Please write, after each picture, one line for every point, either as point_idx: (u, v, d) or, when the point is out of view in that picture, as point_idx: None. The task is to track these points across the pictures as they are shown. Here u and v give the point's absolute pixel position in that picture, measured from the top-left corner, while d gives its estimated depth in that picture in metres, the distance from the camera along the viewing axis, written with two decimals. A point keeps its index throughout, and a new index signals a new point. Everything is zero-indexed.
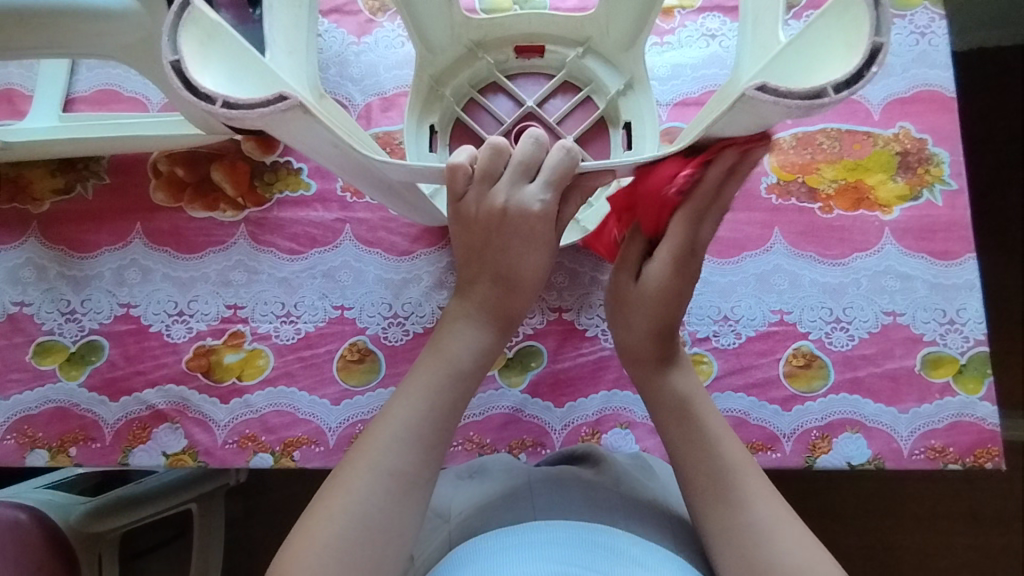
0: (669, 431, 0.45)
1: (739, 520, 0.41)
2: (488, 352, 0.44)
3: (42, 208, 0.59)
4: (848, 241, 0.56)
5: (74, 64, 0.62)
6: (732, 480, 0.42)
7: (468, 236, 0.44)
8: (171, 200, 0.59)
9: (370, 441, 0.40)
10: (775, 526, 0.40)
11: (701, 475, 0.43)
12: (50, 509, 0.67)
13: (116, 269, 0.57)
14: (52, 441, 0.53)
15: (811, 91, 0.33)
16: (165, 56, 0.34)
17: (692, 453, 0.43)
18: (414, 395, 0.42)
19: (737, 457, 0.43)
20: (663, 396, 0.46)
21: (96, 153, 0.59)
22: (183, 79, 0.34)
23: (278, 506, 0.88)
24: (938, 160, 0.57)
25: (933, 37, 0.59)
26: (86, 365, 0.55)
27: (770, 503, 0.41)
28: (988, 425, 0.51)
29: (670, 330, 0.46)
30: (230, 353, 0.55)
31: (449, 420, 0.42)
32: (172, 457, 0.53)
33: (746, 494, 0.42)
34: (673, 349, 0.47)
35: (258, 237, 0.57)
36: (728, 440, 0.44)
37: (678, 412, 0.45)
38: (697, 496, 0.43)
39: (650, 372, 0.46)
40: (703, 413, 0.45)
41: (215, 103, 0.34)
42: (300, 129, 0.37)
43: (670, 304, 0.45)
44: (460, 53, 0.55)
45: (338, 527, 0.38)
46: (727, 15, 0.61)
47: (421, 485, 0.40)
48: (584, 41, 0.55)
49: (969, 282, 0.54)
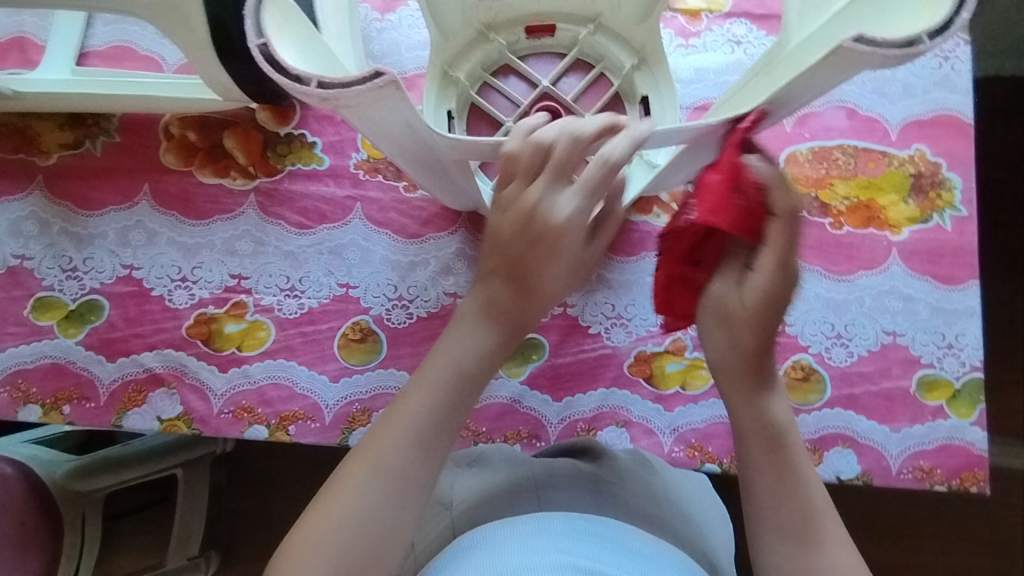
0: (756, 460, 0.40)
1: (808, 563, 0.38)
2: (495, 361, 0.43)
3: (49, 161, 0.58)
4: (855, 258, 0.56)
5: (90, 18, 0.61)
6: (808, 522, 0.39)
7: (499, 225, 0.43)
8: (181, 164, 0.58)
9: (372, 443, 0.40)
10: (846, 573, 0.38)
11: (784, 514, 0.39)
12: (36, 465, 0.66)
13: (120, 230, 0.57)
14: (45, 398, 0.53)
15: (905, 40, 0.34)
16: (249, 40, 0.34)
17: (784, 489, 0.39)
18: (421, 393, 0.41)
19: (817, 498, 0.39)
20: (757, 420, 0.41)
21: (108, 110, 0.58)
22: (272, 62, 0.34)
23: (262, 478, 0.87)
24: (950, 185, 0.57)
25: (956, 62, 0.59)
26: (84, 324, 0.54)
27: (840, 553, 0.38)
28: (977, 450, 0.52)
29: (768, 354, 0.41)
30: (231, 323, 0.54)
31: (454, 424, 0.41)
32: (167, 422, 0.53)
33: (823, 535, 0.39)
34: (769, 372, 0.41)
35: (267, 208, 0.57)
36: (809, 474, 0.40)
37: (771, 442, 0.40)
38: (777, 533, 0.39)
39: (731, 388, 0.41)
40: (793, 443, 0.41)
41: (310, 85, 0.34)
42: (388, 112, 0.38)
43: (772, 319, 0.40)
44: (471, 36, 0.54)
45: (335, 526, 0.38)
46: (754, 22, 0.60)
47: (417, 487, 0.40)
48: (594, 17, 0.54)
49: (970, 309, 0.55)
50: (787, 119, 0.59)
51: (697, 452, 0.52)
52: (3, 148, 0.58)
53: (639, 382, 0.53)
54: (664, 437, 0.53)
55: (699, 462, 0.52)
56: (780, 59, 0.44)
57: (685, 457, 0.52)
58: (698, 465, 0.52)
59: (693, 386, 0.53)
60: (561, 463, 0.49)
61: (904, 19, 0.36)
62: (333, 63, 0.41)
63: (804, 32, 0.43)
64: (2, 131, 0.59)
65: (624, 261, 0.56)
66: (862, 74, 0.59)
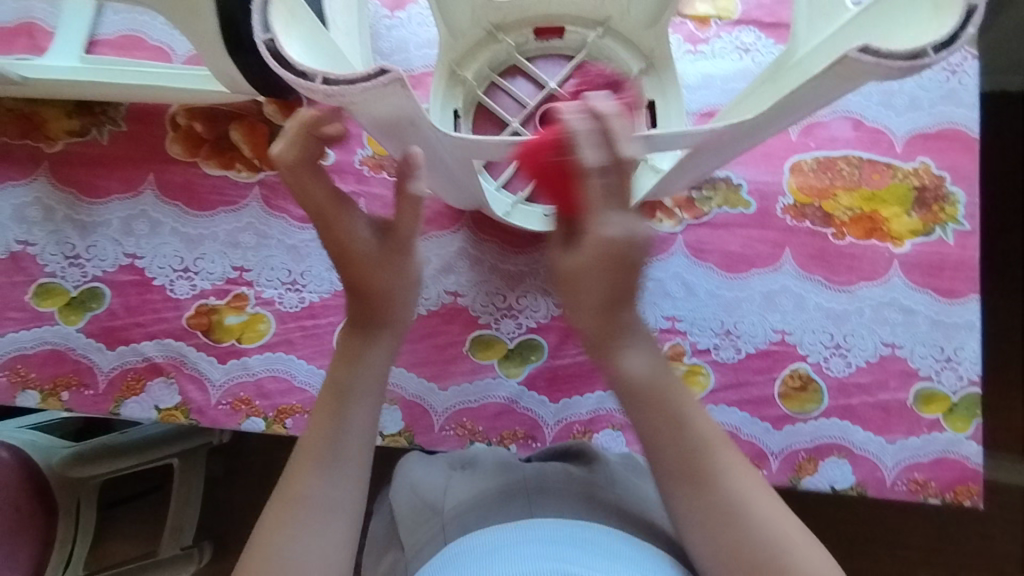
0: (642, 417, 0.42)
1: (713, 498, 0.40)
2: (387, 360, 0.45)
3: (55, 147, 0.58)
4: (856, 269, 0.56)
5: (100, 6, 0.61)
6: (703, 462, 0.40)
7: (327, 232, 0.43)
8: (187, 154, 0.58)
9: (289, 488, 0.41)
10: (748, 498, 0.40)
11: (676, 462, 0.41)
12: (32, 450, 0.66)
13: (124, 219, 0.57)
14: (44, 384, 0.53)
15: (910, 52, 0.33)
16: (256, 34, 0.34)
17: (675, 437, 0.41)
18: (317, 429, 0.42)
19: (702, 428, 0.41)
20: (619, 380, 0.42)
21: (115, 99, 0.58)
22: (277, 57, 0.34)
23: (257, 471, 0.88)
24: (953, 199, 0.57)
25: (964, 76, 0.59)
26: (85, 311, 0.54)
27: (741, 483, 0.40)
28: (972, 464, 0.52)
29: (622, 304, 0.42)
30: (232, 315, 0.55)
31: (361, 433, 0.43)
32: (164, 411, 0.53)
33: (719, 466, 0.41)
34: (631, 321, 0.43)
35: (271, 201, 0.57)
36: (695, 419, 0.42)
37: (648, 398, 0.42)
38: (672, 478, 0.41)
39: (602, 354, 0.43)
40: (675, 393, 0.42)
41: (315, 81, 0.34)
42: (383, 107, 0.37)
43: (636, 253, 0.40)
44: (480, 36, 0.54)
45: (269, 569, 0.39)
46: (763, 31, 0.61)
47: (341, 513, 0.41)
48: (603, 20, 0.54)
49: (969, 323, 0.55)
50: (793, 128, 0.59)
51: None
52: (10, 133, 0.58)
53: None
54: None
55: None
56: (789, 68, 0.44)
57: None
58: None
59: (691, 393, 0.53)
60: (549, 466, 0.50)
61: (913, 31, 0.35)
62: (338, 57, 0.41)
63: (815, 42, 0.43)
64: (9, 117, 0.59)
65: None
66: (869, 86, 0.59)
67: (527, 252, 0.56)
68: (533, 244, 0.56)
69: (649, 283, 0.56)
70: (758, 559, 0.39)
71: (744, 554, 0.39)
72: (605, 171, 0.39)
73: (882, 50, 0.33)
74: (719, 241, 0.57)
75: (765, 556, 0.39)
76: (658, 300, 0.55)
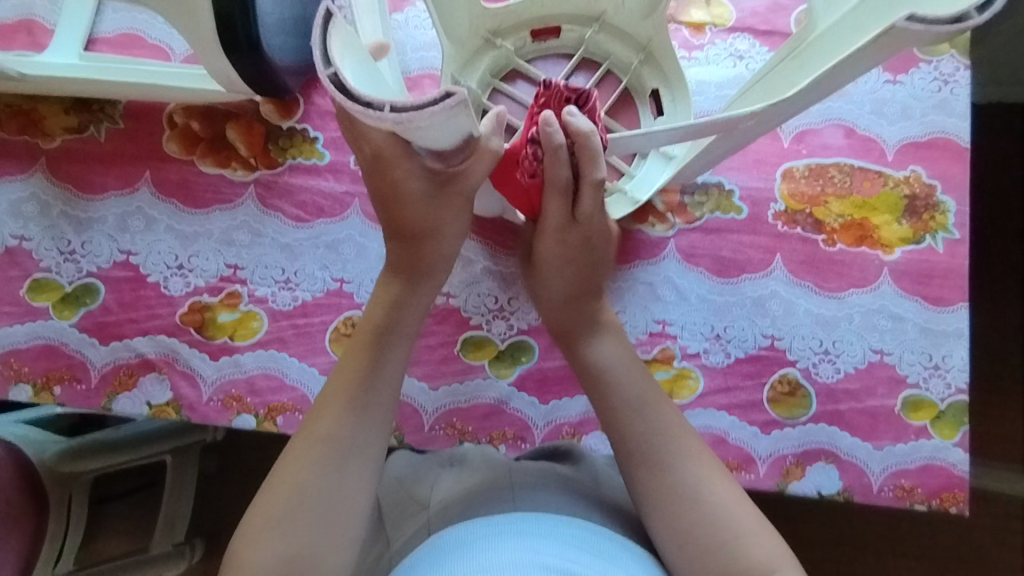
0: (602, 400, 0.47)
1: (666, 482, 0.44)
2: (426, 306, 0.47)
3: (52, 143, 0.59)
4: (846, 275, 0.56)
5: (100, 4, 0.62)
6: (660, 449, 0.45)
7: (381, 185, 0.44)
8: (183, 152, 0.59)
9: (315, 421, 0.42)
10: (703, 484, 0.43)
11: (632, 443, 0.45)
12: (24, 444, 0.67)
13: (120, 215, 0.57)
14: (37, 377, 0.53)
15: (953, 16, 0.33)
16: (319, 72, 0.31)
17: (637, 425, 0.46)
18: (343, 367, 0.44)
19: (670, 421, 0.46)
20: (583, 363, 0.48)
21: (113, 96, 0.59)
22: (344, 90, 0.31)
23: (249, 469, 0.88)
24: (944, 208, 0.57)
25: (955, 86, 0.60)
26: (79, 307, 0.55)
27: (699, 466, 0.44)
28: (958, 471, 0.52)
29: (586, 292, 0.49)
30: (225, 312, 0.55)
31: (393, 371, 0.44)
32: (156, 407, 0.53)
33: (669, 456, 0.44)
34: (597, 312, 0.50)
35: (266, 200, 0.57)
36: (658, 405, 0.46)
37: (611, 385, 0.47)
38: (631, 462, 0.45)
39: (572, 342, 0.49)
40: (638, 375, 0.47)
41: (383, 110, 0.32)
42: (447, 126, 0.35)
43: (580, 243, 0.48)
44: (478, 44, 0.55)
45: (285, 500, 0.40)
46: (757, 38, 0.61)
47: (359, 450, 0.42)
48: (598, 15, 0.55)
49: (958, 331, 0.55)
50: (785, 135, 0.59)
51: None
52: (7, 128, 0.59)
53: None
54: None
55: None
56: (805, 47, 0.43)
57: None
58: None
59: (680, 396, 0.54)
60: (538, 464, 0.50)
61: None
62: (375, 80, 0.38)
63: (826, 22, 0.43)
64: (6, 113, 0.59)
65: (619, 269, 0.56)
66: (862, 94, 0.60)
67: (519, 254, 0.56)
68: None
69: (641, 286, 0.56)
70: (705, 545, 0.42)
71: (693, 542, 0.42)
72: (557, 156, 0.41)
73: (929, 17, 0.33)
74: (711, 246, 0.57)
75: (717, 541, 0.42)
76: (649, 303, 0.56)
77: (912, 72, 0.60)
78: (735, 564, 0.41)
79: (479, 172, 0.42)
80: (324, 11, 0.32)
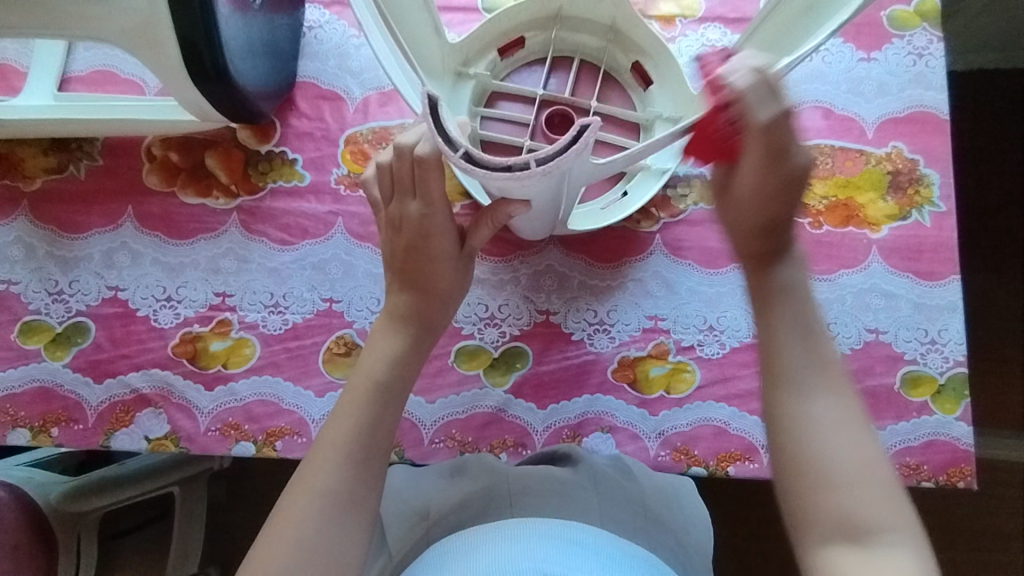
0: (760, 312, 0.43)
1: (805, 410, 0.39)
2: (418, 361, 0.47)
3: (34, 185, 0.59)
4: (836, 257, 0.56)
5: (71, 43, 0.62)
6: (808, 377, 0.40)
7: (397, 241, 0.48)
8: (164, 185, 0.59)
9: (306, 474, 0.41)
10: (839, 425, 0.39)
11: (781, 356, 0.41)
12: (30, 487, 0.67)
13: (106, 252, 0.57)
14: (34, 421, 0.53)
15: None
16: (450, 155, 0.37)
17: (788, 342, 0.41)
18: (342, 418, 0.43)
19: (829, 353, 0.41)
20: (757, 282, 0.43)
21: (90, 134, 0.59)
22: (476, 163, 0.37)
23: (259, 494, 0.88)
24: (928, 181, 0.57)
25: (930, 59, 0.60)
26: (71, 346, 0.55)
27: (843, 407, 0.39)
28: (963, 445, 0.52)
29: (777, 206, 0.43)
30: (216, 341, 0.55)
31: (387, 425, 0.43)
32: (155, 441, 0.53)
33: (812, 384, 0.40)
34: (786, 242, 0.44)
35: (250, 226, 0.57)
36: (819, 335, 0.41)
37: (780, 297, 0.42)
38: (765, 379, 0.41)
39: (743, 249, 0.44)
40: (805, 299, 0.42)
41: (531, 166, 0.37)
42: (575, 167, 0.39)
43: (772, 191, 0.42)
44: (452, 82, 0.52)
45: (283, 556, 0.39)
46: (728, 26, 0.61)
47: (360, 502, 0.41)
48: (554, 13, 0.54)
49: (952, 304, 0.55)
50: None
51: (684, 456, 0.52)
52: None
53: (623, 387, 0.54)
54: (648, 441, 0.53)
55: (686, 465, 0.52)
56: None
57: (672, 461, 0.52)
58: (685, 468, 0.52)
59: (677, 390, 0.54)
60: (537, 470, 0.50)
61: None
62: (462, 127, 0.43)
63: None
64: None
65: (608, 267, 0.56)
66: (837, 74, 0.60)
67: (506, 260, 0.56)
68: (512, 251, 0.57)
69: (630, 284, 0.56)
70: (829, 484, 0.38)
71: (809, 475, 0.38)
72: (768, 127, 0.40)
73: None
74: (697, 237, 0.57)
75: (838, 482, 0.38)
76: (639, 300, 0.56)
77: (886, 49, 0.60)
78: (850, 508, 0.37)
79: (482, 236, 0.47)
80: (429, 102, 0.36)
